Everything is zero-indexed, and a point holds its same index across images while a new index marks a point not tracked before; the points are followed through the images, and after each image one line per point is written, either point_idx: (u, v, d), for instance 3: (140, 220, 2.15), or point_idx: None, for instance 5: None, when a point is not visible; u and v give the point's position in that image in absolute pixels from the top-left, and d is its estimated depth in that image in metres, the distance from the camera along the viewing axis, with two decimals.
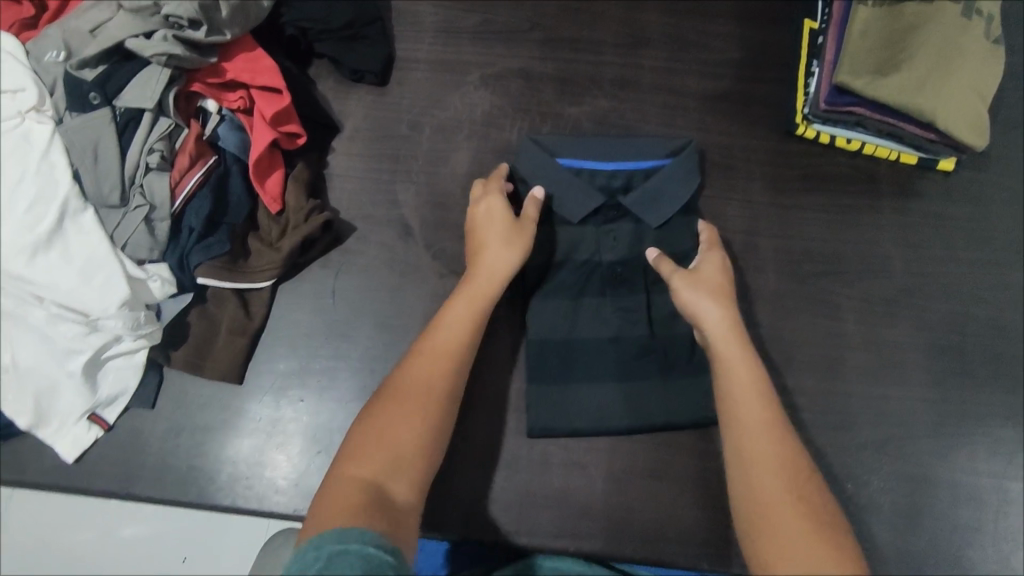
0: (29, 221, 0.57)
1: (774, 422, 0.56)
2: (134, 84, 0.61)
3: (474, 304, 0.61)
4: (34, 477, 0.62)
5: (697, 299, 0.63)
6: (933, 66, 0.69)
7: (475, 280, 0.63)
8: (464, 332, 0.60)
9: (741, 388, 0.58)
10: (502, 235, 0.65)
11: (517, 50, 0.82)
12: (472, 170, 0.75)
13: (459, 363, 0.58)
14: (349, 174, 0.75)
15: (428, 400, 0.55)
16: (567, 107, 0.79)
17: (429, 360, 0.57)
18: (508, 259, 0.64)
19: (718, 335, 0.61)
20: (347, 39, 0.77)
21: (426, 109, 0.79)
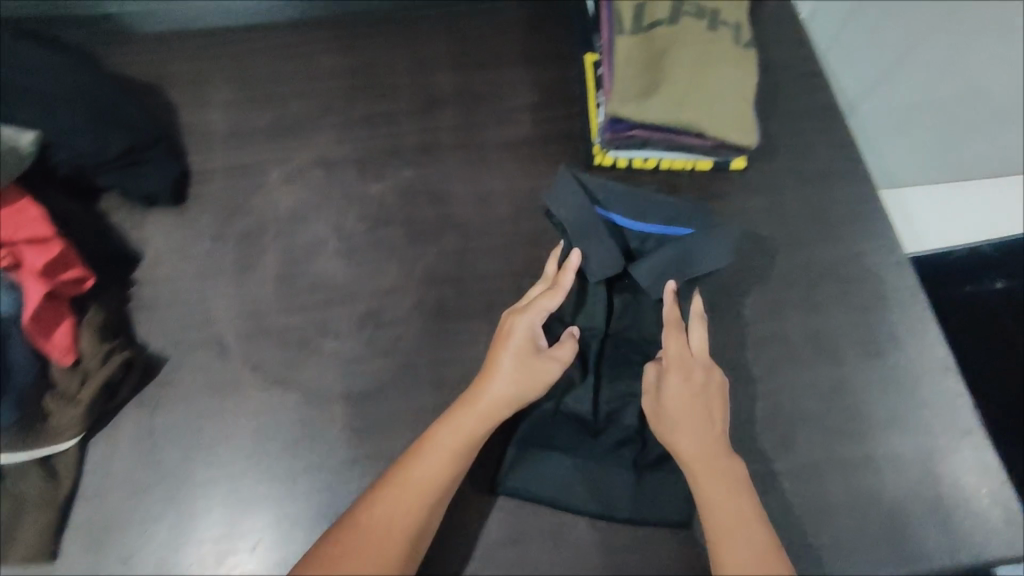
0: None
1: (748, 529, 0.56)
2: None
3: (475, 428, 0.60)
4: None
5: (668, 433, 0.61)
6: (688, 83, 0.73)
7: (473, 413, 0.60)
8: (452, 476, 0.59)
9: (720, 504, 0.58)
10: (517, 358, 0.62)
11: (315, 139, 0.82)
12: (284, 268, 0.74)
13: (439, 500, 0.58)
14: (154, 303, 0.72)
15: (395, 528, 0.55)
16: (371, 185, 0.79)
17: (411, 492, 0.57)
18: (511, 390, 0.61)
19: (695, 461, 0.60)
20: (129, 165, 0.75)
21: (229, 218, 0.77)
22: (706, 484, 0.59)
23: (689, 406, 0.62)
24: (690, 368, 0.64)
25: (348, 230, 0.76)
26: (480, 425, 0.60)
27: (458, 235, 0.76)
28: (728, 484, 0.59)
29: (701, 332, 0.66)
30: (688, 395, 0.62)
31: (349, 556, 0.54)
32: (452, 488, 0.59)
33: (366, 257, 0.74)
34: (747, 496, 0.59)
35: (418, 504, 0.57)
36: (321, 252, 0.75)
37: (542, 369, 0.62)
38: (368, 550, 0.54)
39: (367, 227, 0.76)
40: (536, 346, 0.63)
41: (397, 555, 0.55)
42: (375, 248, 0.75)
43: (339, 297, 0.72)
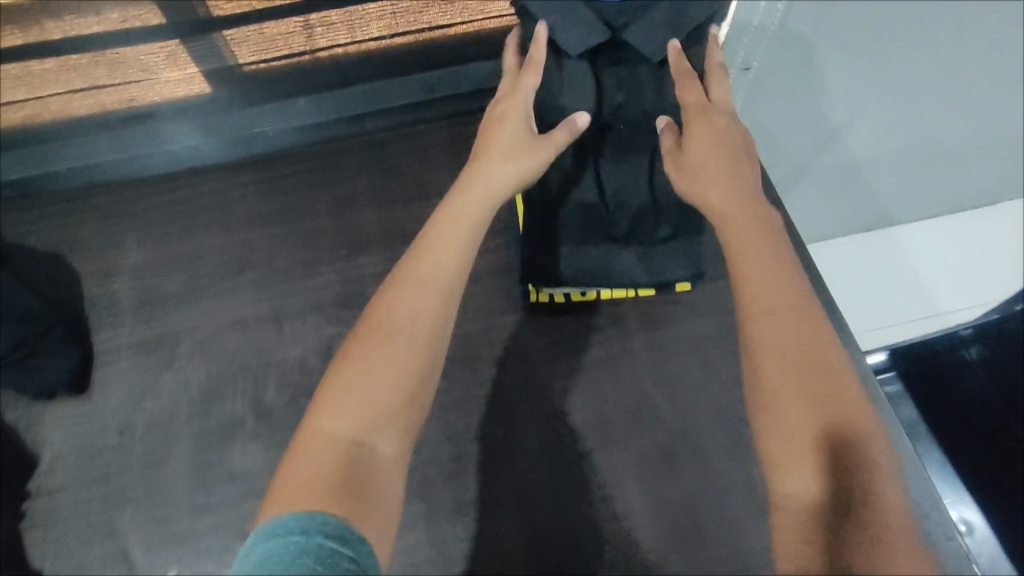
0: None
1: (787, 305, 0.51)
2: None
3: (489, 176, 0.59)
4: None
5: (700, 179, 0.59)
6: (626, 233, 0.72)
7: (467, 196, 0.58)
8: (443, 269, 0.54)
9: (758, 251, 0.53)
10: (510, 125, 0.62)
11: (230, 299, 0.76)
12: (196, 459, 0.67)
13: (439, 323, 0.53)
14: (51, 517, 0.65)
15: (410, 335, 0.51)
16: (291, 348, 0.73)
17: (414, 290, 0.53)
18: (507, 173, 0.60)
19: (777, 291, 0.51)
20: (21, 361, 0.69)
21: (136, 405, 0.70)
22: (760, 277, 0.52)
23: (715, 130, 0.61)
24: (706, 116, 0.61)
25: (267, 405, 0.70)
26: (482, 212, 0.58)
27: None
28: (783, 259, 0.53)
29: (710, 150, 0.60)
30: (723, 134, 0.60)
31: (342, 381, 0.50)
32: (451, 296, 0.54)
33: (287, 435, 0.68)
34: (789, 267, 0.53)
35: (423, 305, 0.53)
36: (237, 435, 0.68)
37: (526, 157, 0.61)
38: (375, 368, 0.50)
39: (287, 399, 0.70)
40: (529, 124, 0.63)
41: (390, 372, 0.50)
42: (296, 424, 0.68)
43: (259, 487, 0.65)
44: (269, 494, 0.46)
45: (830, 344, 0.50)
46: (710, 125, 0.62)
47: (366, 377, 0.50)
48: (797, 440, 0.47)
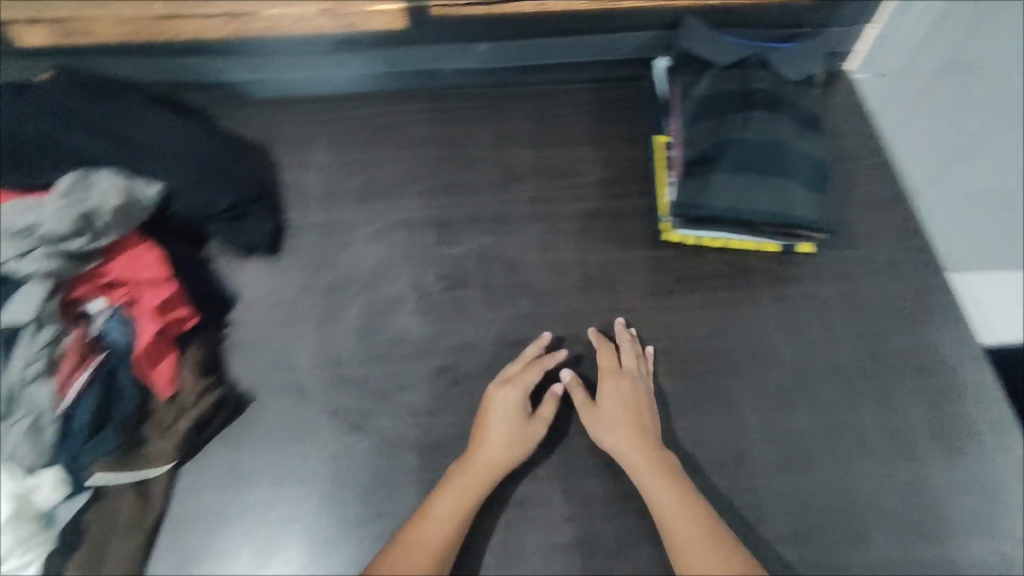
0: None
1: (689, 543, 0.61)
2: (15, 301, 0.64)
3: (483, 469, 0.66)
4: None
5: (614, 437, 0.68)
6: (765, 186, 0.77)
7: (463, 475, 0.66)
8: (439, 533, 0.62)
9: (671, 504, 0.63)
10: (514, 424, 0.69)
11: (402, 202, 0.89)
12: (363, 321, 0.78)
13: (445, 560, 0.61)
14: (243, 344, 0.77)
15: (428, 574, 0.60)
16: (452, 248, 0.84)
17: (418, 567, 0.60)
18: (504, 449, 0.67)
19: (693, 527, 0.62)
20: (233, 217, 0.83)
21: (318, 270, 0.83)
22: (672, 515, 0.63)
23: (626, 394, 0.71)
24: (617, 376, 0.72)
25: (427, 288, 0.81)
26: (478, 480, 0.66)
27: (531, 301, 0.80)
28: (695, 507, 0.63)
29: (621, 422, 0.69)
30: (623, 406, 0.70)
31: None
32: (454, 544, 0.62)
33: (443, 314, 0.79)
34: (693, 496, 0.64)
35: (426, 557, 0.61)
36: (401, 308, 0.79)
37: (530, 435, 0.68)
38: None
39: (445, 287, 0.81)
40: (524, 413, 0.70)
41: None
42: (451, 307, 0.79)
43: (417, 350, 0.76)
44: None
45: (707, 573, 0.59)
46: (624, 374, 0.73)
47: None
48: None
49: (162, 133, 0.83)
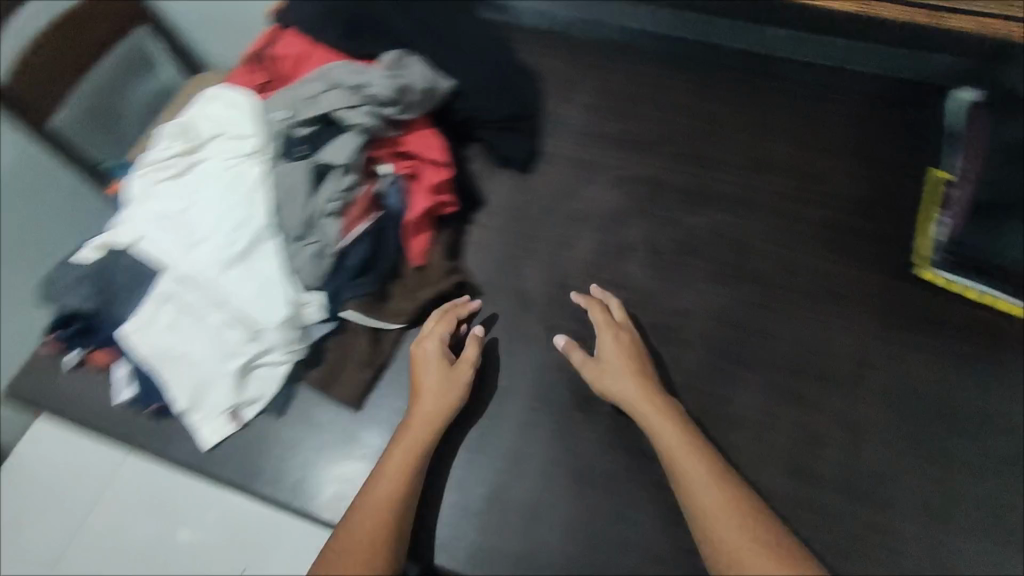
0: (225, 234, 0.71)
1: (686, 469, 0.63)
2: (334, 144, 0.74)
3: (418, 435, 0.67)
4: (143, 447, 0.73)
5: (618, 384, 0.69)
6: None
7: (415, 428, 0.67)
8: (394, 487, 0.63)
9: (660, 430, 0.66)
10: (441, 372, 0.70)
11: (651, 158, 0.90)
12: (593, 258, 0.82)
13: (401, 513, 0.62)
14: (481, 243, 0.83)
15: (383, 521, 0.61)
16: (690, 217, 0.85)
17: (377, 505, 0.62)
18: (432, 404, 0.68)
19: (707, 480, 0.61)
20: (503, 130, 0.89)
21: (561, 199, 0.87)
22: (696, 475, 0.62)
23: (622, 344, 0.72)
24: (617, 328, 0.74)
25: (658, 247, 0.83)
26: (428, 431, 0.67)
27: (757, 290, 0.80)
28: (713, 466, 0.63)
29: (624, 366, 0.71)
30: (625, 354, 0.72)
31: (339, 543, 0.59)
32: (409, 500, 0.63)
33: (669, 275, 0.81)
34: (684, 430, 0.66)
35: (381, 511, 0.61)
36: (630, 257, 0.82)
37: (452, 383, 0.70)
38: (350, 546, 0.59)
39: (675, 251, 0.82)
40: (448, 358, 0.72)
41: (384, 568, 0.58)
42: (677, 271, 0.81)
43: (637, 301, 0.80)
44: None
45: (715, 494, 0.60)
46: (607, 333, 0.73)
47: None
48: None
49: (459, 38, 0.90)
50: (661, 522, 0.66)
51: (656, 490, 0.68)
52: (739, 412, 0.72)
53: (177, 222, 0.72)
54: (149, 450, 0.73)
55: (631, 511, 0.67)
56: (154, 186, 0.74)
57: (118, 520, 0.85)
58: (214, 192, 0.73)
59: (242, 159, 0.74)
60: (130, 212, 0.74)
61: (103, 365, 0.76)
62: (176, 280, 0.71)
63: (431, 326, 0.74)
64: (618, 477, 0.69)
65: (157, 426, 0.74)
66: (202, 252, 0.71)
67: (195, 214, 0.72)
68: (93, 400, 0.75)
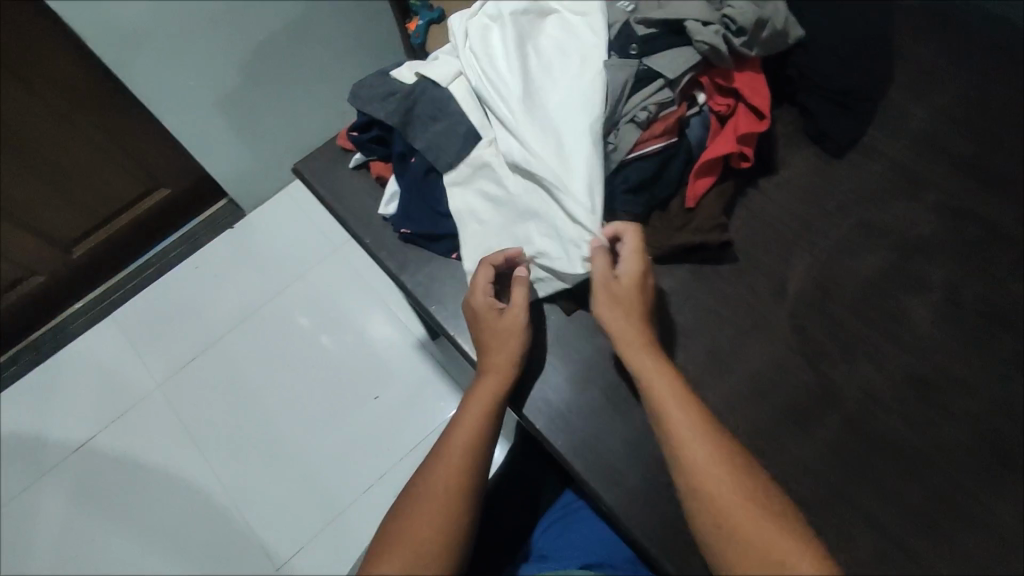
0: (545, 108, 0.72)
1: (713, 494, 0.54)
2: (667, 54, 0.71)
3: (499, 371, 0.67)
4: (383, 258, 0.80)
5: (612, 313, 0.63)
6: None
7: (488, 378, 0.67)
8: (464, 441, 0.64)
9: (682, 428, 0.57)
10: (496, 327, 0.68)
11: (992, 197, 0.75)
12: (873, 278, 0.73)
13: (473, 465, 0.63)
14: (757, 213, 0.77)
15: (455, 476, 0.62)
16: (1011, 281, 0.71)
17: (465, 430, 0.64)
18: (498, 352, 0.67)
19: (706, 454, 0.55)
20: (834, 104, 0.79)
21: (863, 201, 0.77)
22: (690, 441, 0.56)
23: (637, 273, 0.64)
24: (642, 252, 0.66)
25: (956, 297, 0.71)
26: (494, 381, 0.67)
27: None
28: (716, 446, 0.55)
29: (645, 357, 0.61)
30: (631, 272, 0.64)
31: (417, 501, 0.61)
32: (479, 449, 0.64)
33: (955, 332, 0.70)
34: (724, 463, 0.55)
35: (454, 463, 0.62)
36: (917, 294, 0.72)
37: (506, 331, 0.68)
38: (422, 502, 0.61)
39: (975, 310, 0.70)
40: (496, 308, 0.69)
41: (460, 494, 0.61)
42: (965, 332, 0.69)
43: (906, 343, 0.70)
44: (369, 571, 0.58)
45: (752, 566, 0.51)
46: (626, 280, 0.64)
47: (438, 504, 0.60)
48: None
49: None
50: None
51: (840, 540, 0.62)
52: (980, 517, 0.62)
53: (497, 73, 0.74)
54: (386, 265, 0.79)
55: None
56: (491, 32, 0.77)
57: (325, 346, 1.40)
58: (544, 66, 0.74)
59: (584, 41, 0.75)
60: (462, 50, 0.78)
61: (378, 177, 0.82)
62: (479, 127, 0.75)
63: (483, 277, 0.69)
64: (807, 506, 0.63)
65: (400, 246, 0.80)
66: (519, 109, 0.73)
67: (520, 75, 0.74)
68: (357, 202, 0.83)
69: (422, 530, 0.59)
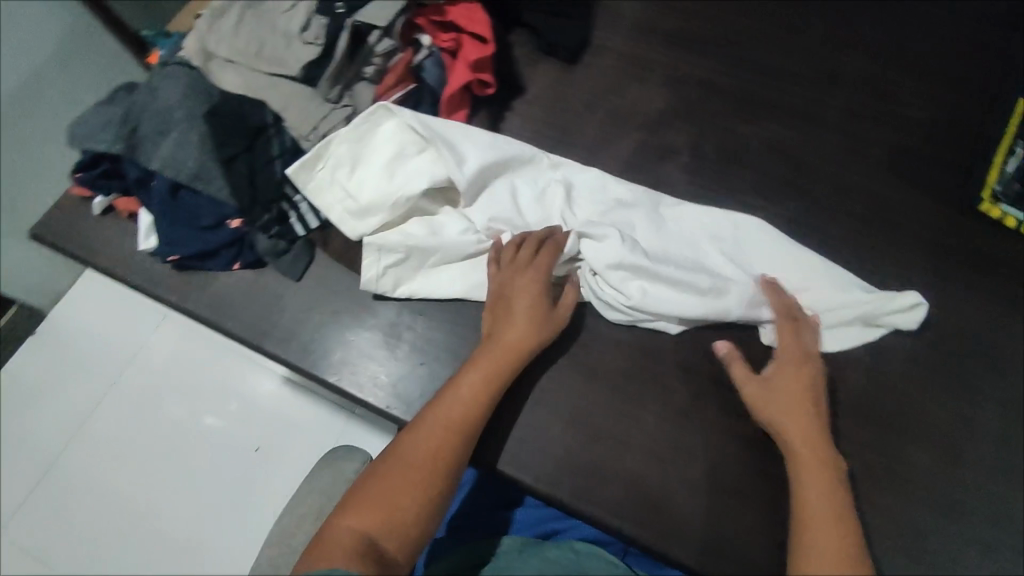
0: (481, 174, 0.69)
1: (801, 475, 0.57)
2: (374, 4, 0.69)
3: (506, 351, 0.62)
4: (163, 294, 0.74)
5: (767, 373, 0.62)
6: None
7: (492, 347, 0.62)
8: (463, 410, 0.59)
9: (786, 412, 0.59)
10: (527, 302, 0.63)
11: (705, 61, 0.84)
12: (630, 158, 0.78)
13: (465, 437, 0.58)
14: (516, 134, 0.80)
15: (449, 446, 0.57)
16: (740, 125, 0.80)
17: (463, 400, 0.60)
18: (524, 327, 0.63)
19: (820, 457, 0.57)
20: (552, 15, 0.83)
21: (605, 94, 0.82)
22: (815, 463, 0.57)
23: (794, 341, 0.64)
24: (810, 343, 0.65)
25: (702, 152, 0.79)
26: (506, 352, 0.62)
27: (801, 207, 0.75)
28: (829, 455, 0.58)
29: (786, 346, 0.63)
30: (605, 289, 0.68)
31: (393, 461, 0.56)
32: (478, 422, 0.60)
33: (708, 183, 0.77)
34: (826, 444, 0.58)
35: (448, 432, 0.58)
36: (670, 160, 0.78)
37: (537, 314, 0.64)
38: (404, 463, 0.56)
39: (719, 159, 0.78)
40: (547, 300, 0.65)
41: (434, 480, 0.56)
42: (716, 179, 0.77)
43: None
44: (328, 530, 0.52)
45: (814, 515, 0.54)
46: (787, 353, 0.62)
47: (423, 473, 0.56)
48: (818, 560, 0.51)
49: None
50: (666, 424, 0.66)
51: (662, 394, 0.67)
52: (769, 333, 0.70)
53: (233, 61, 0.71)
54: (167, 299, 0.74)
55: (636, 411, 0.66)
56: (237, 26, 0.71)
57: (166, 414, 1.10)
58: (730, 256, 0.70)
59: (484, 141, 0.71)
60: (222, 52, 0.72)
61: (128, 213, 0.76)
62: (212, 120, 0.69)
63: (510, 248, 0.67)
64: (629, 377, 0.68)
65: (177, 276, 0.74)
66: (510, 198, 0.71)
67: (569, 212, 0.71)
68: (116, 247, 0.76)
69: (404, 496, 0.54)
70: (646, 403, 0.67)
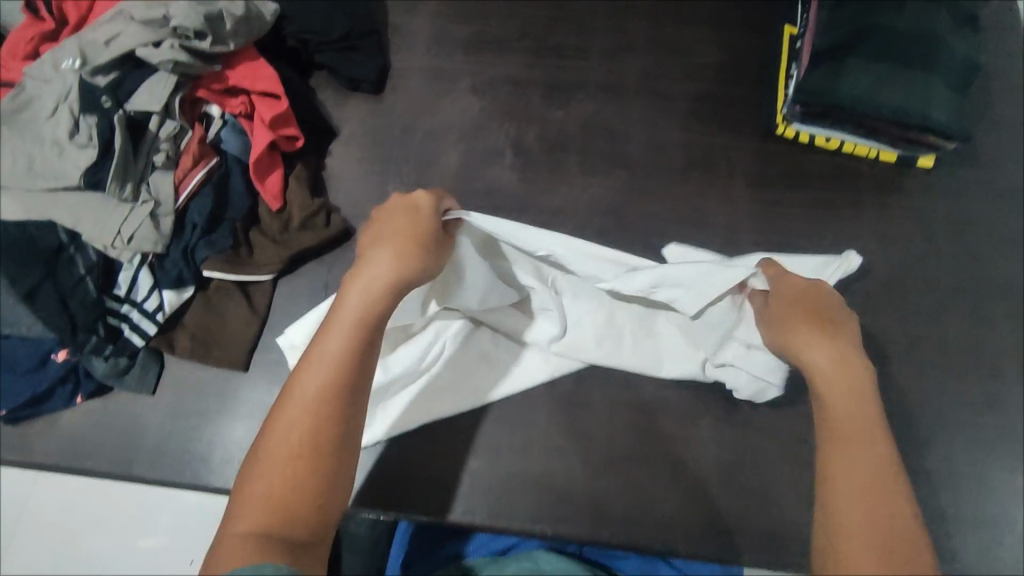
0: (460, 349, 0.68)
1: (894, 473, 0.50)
2: (143, 89, 0.66)
3: (376, 286, 0.54)
4: (1, 457, 0.66)
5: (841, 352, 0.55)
6: (908, 83, 0.71)
7: (354, 291, 0.54)
8: (338, 367, 0.51)
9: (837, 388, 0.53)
10: (396, 235, 0.56)
11: (505, 57, 0.85)
12: (461, 171, 0.79)
13: (345, 399, 0.51)
14: (342, 178, 0.79)
15: (328, 413, 0.50)
16: (553, 111, 0.82)
17: (331, 355, 0.51)
18: (386, 262, 0.54)
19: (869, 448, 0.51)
20: (344, 50, 0.81)
21: (419, 115, 0.82)
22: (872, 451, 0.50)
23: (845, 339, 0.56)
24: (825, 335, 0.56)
25: (525, 147, 0.80)
26: (377, 291, 0.54)
27: (627, 174, 0.79)
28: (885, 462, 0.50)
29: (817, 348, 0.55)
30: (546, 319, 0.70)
31: (267, 448, 0.49)
32: (357, 378, 0.52)
33: (538, 175, 0.79)
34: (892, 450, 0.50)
35: (322, 397, 0.50)
36: (498, 162, 0.80)
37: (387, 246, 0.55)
38: (278, 448, 0.49)
39: (543, 148, 0.80)
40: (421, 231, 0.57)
41: (326, 464, 0.49)
42: (545, 169, 0.79)
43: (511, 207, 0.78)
44: (213, 551, 0.45)
45: (866, 505, 0.48)
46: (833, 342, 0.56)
47: (302, 455, 0.48)
48: (848, 547, 0.46)
49: None
50: (559, 416, 0.67)
51: (548, 389, 0.68)
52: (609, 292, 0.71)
53: (4, 186, 0.64)
54: (7, 459, 0.67)
55: (528, 413, 0.67)
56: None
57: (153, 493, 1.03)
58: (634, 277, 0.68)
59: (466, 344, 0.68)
60: None
61: None
62: None
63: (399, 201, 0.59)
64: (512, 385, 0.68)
65: (12, 431, 0.67)
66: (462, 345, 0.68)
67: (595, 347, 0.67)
68: None
69: (284, 486, 0.47)
70: (537, 403, 0.67)
